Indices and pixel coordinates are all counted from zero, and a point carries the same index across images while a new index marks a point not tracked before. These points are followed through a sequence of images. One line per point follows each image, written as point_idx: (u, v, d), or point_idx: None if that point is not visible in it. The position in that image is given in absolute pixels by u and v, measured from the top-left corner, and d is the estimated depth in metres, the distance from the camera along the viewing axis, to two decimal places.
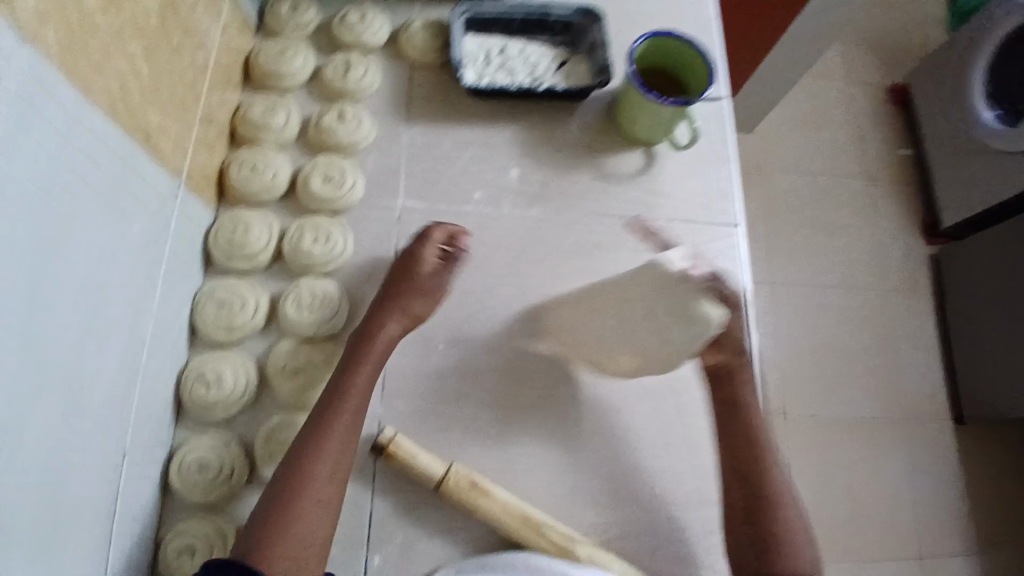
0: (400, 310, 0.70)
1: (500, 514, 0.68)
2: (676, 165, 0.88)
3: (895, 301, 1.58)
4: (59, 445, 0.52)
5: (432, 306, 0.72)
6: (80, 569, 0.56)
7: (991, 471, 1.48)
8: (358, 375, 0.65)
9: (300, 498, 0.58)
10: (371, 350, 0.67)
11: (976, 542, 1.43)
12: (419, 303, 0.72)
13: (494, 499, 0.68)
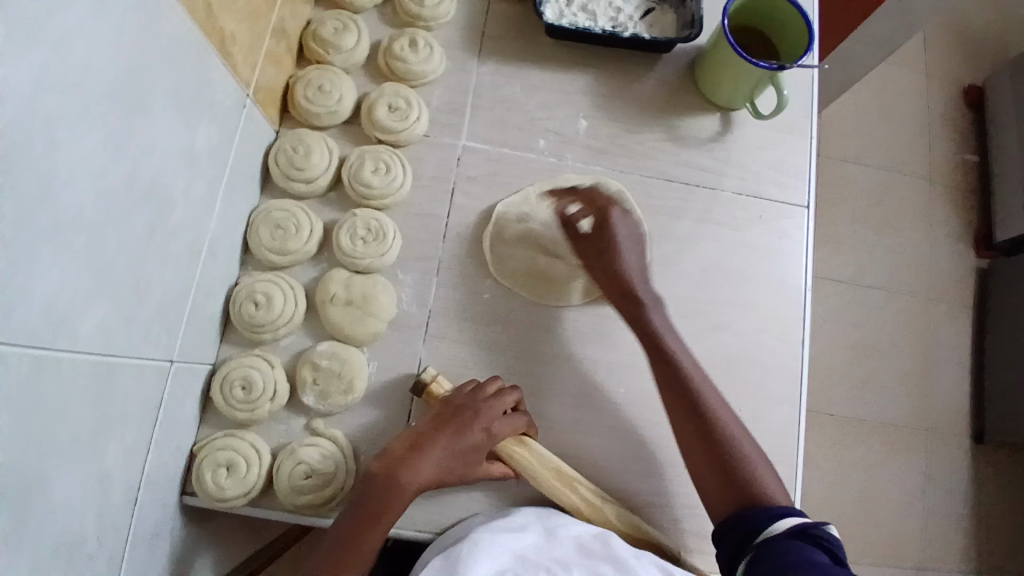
0: (432, 462, 0.62)
1: (533, 467, 0.66)
2: (757, 132, 0.81)
3: (936, 311, 1.53)
4: (113, 342, 0.52)
5: (469, 462, 0.64)
6: (122, 469, 0.56)
7: (1004, 494, 1.45)
8: (372, 529, 0.58)
9: None
10: (391, 503, 0.59)
11: (978, 562, 1.41)
12: (473, 445, 0.64)
13: (529, 450, 0.67)
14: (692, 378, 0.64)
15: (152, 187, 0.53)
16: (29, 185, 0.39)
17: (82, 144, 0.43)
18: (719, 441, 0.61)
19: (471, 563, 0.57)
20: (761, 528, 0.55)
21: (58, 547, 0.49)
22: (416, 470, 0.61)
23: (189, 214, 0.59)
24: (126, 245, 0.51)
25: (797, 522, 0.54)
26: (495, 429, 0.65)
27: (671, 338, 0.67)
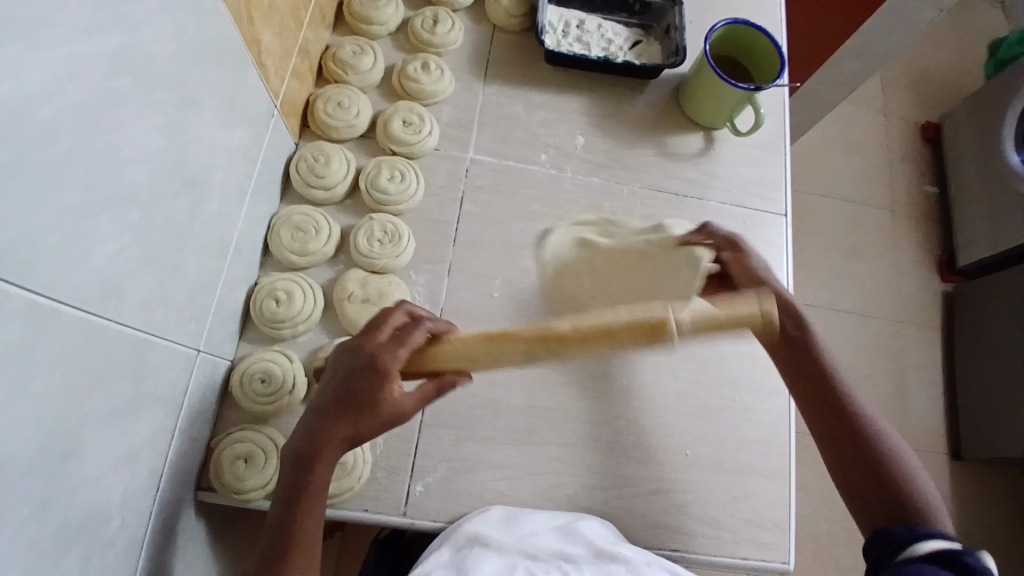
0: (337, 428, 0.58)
1: (460, 351, 0.57)
2: (739, 149, 0.89)
3: (908, 330, 1.61)
4: (151, 321, 0.55)
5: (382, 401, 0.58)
6: (149, 447, 0.58)
7: (985, 508, 1.49)
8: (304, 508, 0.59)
9: None
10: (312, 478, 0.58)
11: None
12: (377, 395, 0.57)
13: (445, 349, 0.58)
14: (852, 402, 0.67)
15: (192, 179, 0.57)
16: (98, 155, 0.44)
17: (141, 130, 0.49)
18: (876, 459, 0.64)
19: (480, 562, 0.64)
20: (906, 546, 0.57)
21: (90, 515, 0.51)
22: (324, 442, 0.58)
23: (219, 209, 0.64)
24: (167, 229, 0.55)
25: (943, 549, 0.56)
26: (388, 364, 0.57)
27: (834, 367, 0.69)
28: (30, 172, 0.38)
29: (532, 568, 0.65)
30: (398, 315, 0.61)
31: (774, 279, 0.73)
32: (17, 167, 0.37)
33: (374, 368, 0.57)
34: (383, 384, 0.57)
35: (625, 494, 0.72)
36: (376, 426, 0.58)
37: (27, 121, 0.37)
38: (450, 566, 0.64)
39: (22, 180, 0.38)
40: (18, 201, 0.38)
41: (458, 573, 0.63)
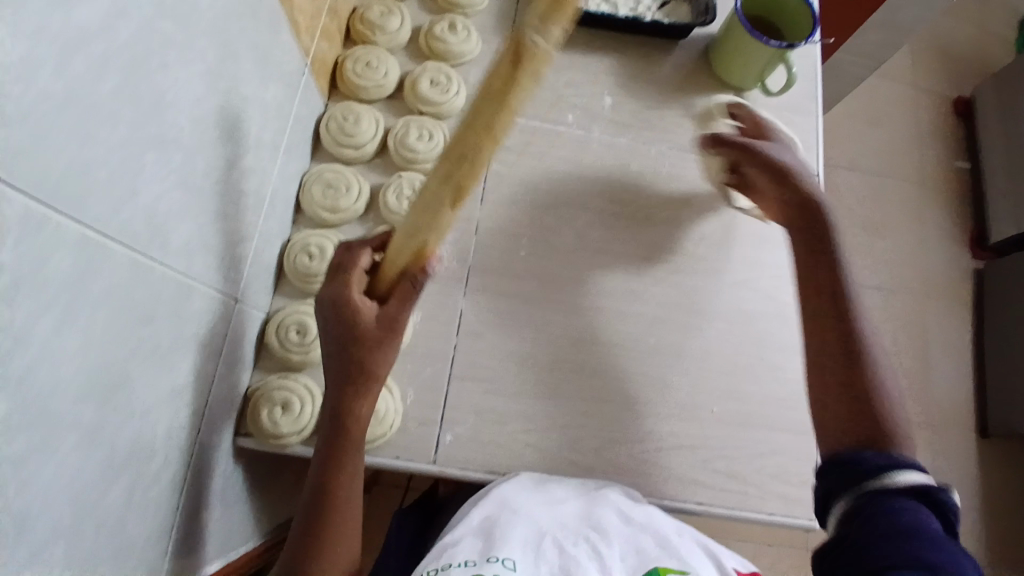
0: (366, 372, 0.62)
1: (397, 245, 0.58)
2: (767, 110, 0.88)
3: (936, 306, 1.57)
4: (191, 265, 0.58)
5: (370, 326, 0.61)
6: (189, 386, 0.61)
7: (1014, 488, 1.46)
8: (347, 452, 0.63)
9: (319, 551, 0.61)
10: (353, 424, 0.63)
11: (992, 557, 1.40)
12: (351, 325, 0.61)
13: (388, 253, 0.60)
14: (852, 320, 0.68)
15: (230, 130, 0.60)
16: (144, 95, 0.46)
17: (186, 77, 0.51)
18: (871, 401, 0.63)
19: (510, 530, 0.63)
20: (880, 474, 0.57)
21: (136, 446, 0.54)
22: (357, 389, 0.62)
23: (254, 163, 0.66)
24: (207, 177, 0.57)
25: (920, 483, 0.56)
26: (349, 294, 0.61)
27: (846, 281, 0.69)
28: (82, 105, 0.40)
29: (560, 538, 0.63)
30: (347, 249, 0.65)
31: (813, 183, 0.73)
32: (73, 96, 0.39)
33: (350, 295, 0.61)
34: (351, 310, 0.60)
35: (647, 448, 0.74)
36: (378, 351, 0.61)
37: (80, 56, 0.39)
38: (478, 533, 0.63)
39: (78, 111, 0.40)
40: (72, 130, 0.40)
41: (484, 539, 0.62)
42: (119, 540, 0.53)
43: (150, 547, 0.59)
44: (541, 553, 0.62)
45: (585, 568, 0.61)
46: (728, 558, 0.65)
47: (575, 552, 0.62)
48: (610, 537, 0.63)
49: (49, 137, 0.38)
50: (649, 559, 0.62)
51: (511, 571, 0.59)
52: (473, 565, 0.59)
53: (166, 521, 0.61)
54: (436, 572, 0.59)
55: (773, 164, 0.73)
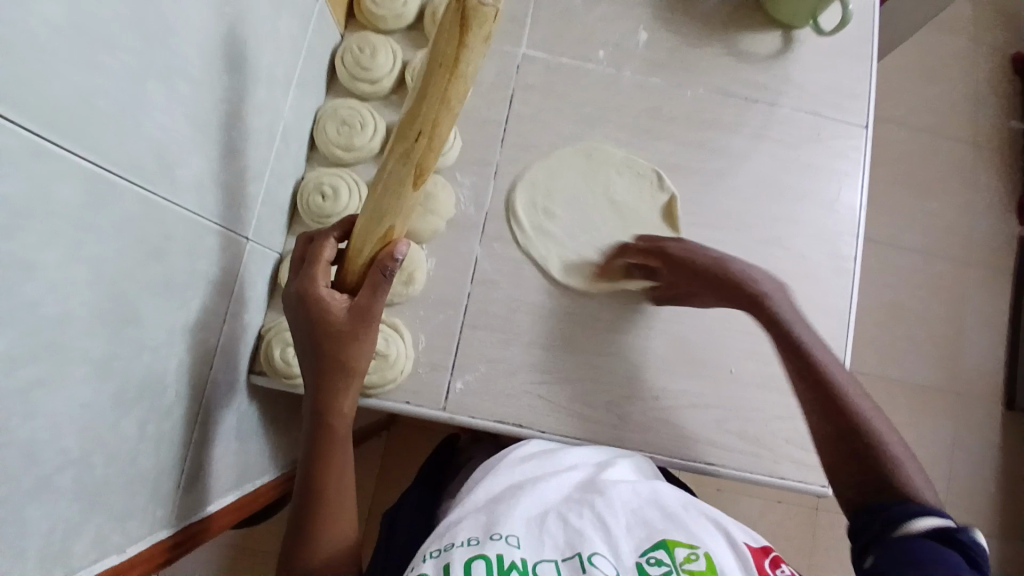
0: (339, 372, 0.60)
1: (360, 233, 0.54)
2: (816, 52, 0.81)
3: (977, 274, 1.49)
4: (202, 203, 0.56)
5: (341, 335, 0.58)
6: (200, 325, 0.61)
7: None
8: (331, 444, 0.62)
9: (319, 528, 0.61)
10: (333, 420, 0.61)
11: (1004, 530, 1.38)
12: (317, 319, 0.58)
13: (354, 241, 0.55)
14: (820, 361, 0.62)
15: (242, 59, 0.57)
16: (149, 18, 0.43)
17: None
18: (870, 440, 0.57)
19: (514, 504, 0.58)
20: (899, 521, 0.51)
21: (147, 381, 0.54)
22: (332, 390, 0.61)
23: (267, 95, 0.63)
24: (219, 110, 0.55)
25: (938, 524, 0.49)
26: (314, 288, 0.58)
27: (801, 325, 0.63)
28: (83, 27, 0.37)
29: (565, 512, 0.57)
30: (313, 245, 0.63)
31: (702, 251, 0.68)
32: (72, 16, 0.36)
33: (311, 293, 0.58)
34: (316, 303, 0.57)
35: (661, 406, 0.72)
36: (349, 343, 0.59)
37: None
38: (481, 513, 0.59)
39: (79, 33, 0.37)
40: (72, 53, 0.37)
41: (487, 519, 0.57)
42: (133, 470, 0.55)
43: (162, 478, 0.60)
44: (546, 527, 0.56)
45: (590, 541, 0.54)
46: (738, 533, 0.57)
47: (580, 524, 0.56)
48: (615, 508, 0.58)
49: (54, 60, 0.35)
50: (657, 532, 0.56)
51: (516, 547, 0.53)
52: (474, 544, 0.53)
53: (178, 453, 0.62)
54: (437, 555, 0.53)
55: (692, 257, 0.68)
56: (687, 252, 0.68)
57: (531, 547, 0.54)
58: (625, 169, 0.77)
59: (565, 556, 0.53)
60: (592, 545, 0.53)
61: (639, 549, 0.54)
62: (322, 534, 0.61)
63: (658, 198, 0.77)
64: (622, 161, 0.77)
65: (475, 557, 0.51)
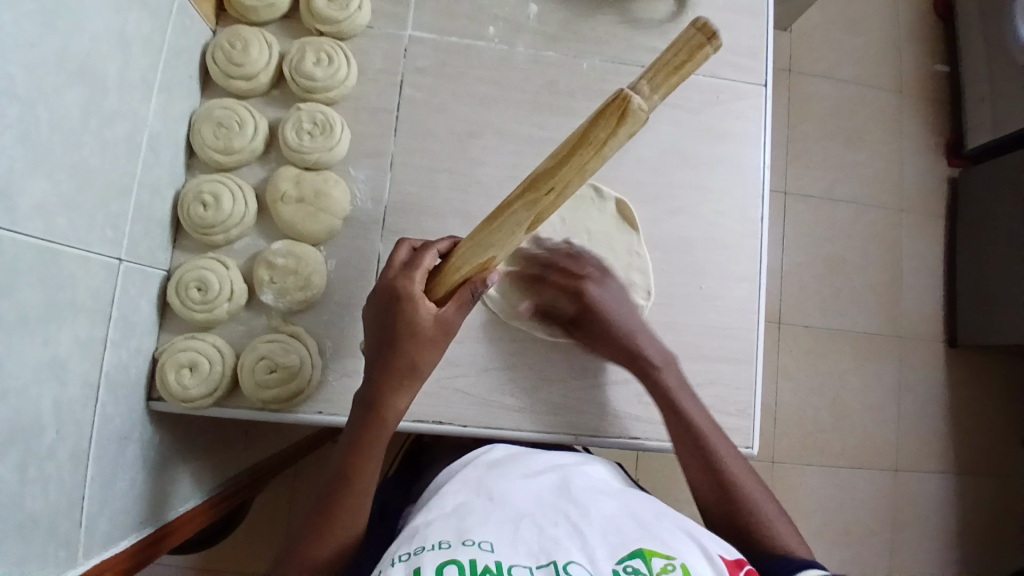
0: (410, 382, 0.57)
1: (463, 252, 0.54)
2: (710, 12, 0.80)
3: (910, 220, 1.50)
4: (57, 227, 0.52)
5: (423, 343, 0.56)
6: (79, 357, 0.57)
7: (980, 399, 1.46)
8: (372, 446, 0.58)
9: (335, 517, 0.57)
10: (381, 424, 0.58)
11: (954, 466, 1.42)
12: (405, 320, 0.55)
13: (453, 258, 0.55)
14: (702, 428, 0.65)
15: (82, 68, 0.53)
16: None
17: (7, 10, 0.44)
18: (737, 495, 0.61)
19: (486, 516, 0.52)
20: None
21: (18, 425, 0.50)
22: (395, 394, 0.57)
23: (125, 103, 0.59)
24: (61, 124, 0.51)
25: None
26: (408, 288, 0.56)
27: (684, 397, 0.67)
28: None
29: (539, 521, 0.52)
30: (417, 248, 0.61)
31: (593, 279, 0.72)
32: None
33: (405, 296, 0.55)
34: (408, 306, 0.55)
35: (579, 386, 0.72)
36: (425, 347, 0.56)
37: None
38: (450, 517, 0.52)
39: None
40: None
41: (459, 525, 0.51)
42: (16, 520, 0.51)
43: (58, 523, 0.56)
44: (520, 533, 0.50)
45: (566, 547, 0.48)
46: (714, 544, 0.51)
47: (555, 532, 0.50)
48: (592, 518, 0.53)
49: None
50: (637, 539, 0.50)
51: (490, 552, 0.47)
52: (446, 548, 0.47)
53: (74, 494, 0.58)
54: (407, 558, 0.46)
55: (598, 310, 0.70)
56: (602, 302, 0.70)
57: (507, 552, 0.48)
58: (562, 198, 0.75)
59: (539, 563, 0.47)
60: (568, 553, 0.48)
61: (618, 552, 0.48)
62: (335, 520, 0.57)
63: (607, 208, 0.75)
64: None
65: (449, 562, 0.46)
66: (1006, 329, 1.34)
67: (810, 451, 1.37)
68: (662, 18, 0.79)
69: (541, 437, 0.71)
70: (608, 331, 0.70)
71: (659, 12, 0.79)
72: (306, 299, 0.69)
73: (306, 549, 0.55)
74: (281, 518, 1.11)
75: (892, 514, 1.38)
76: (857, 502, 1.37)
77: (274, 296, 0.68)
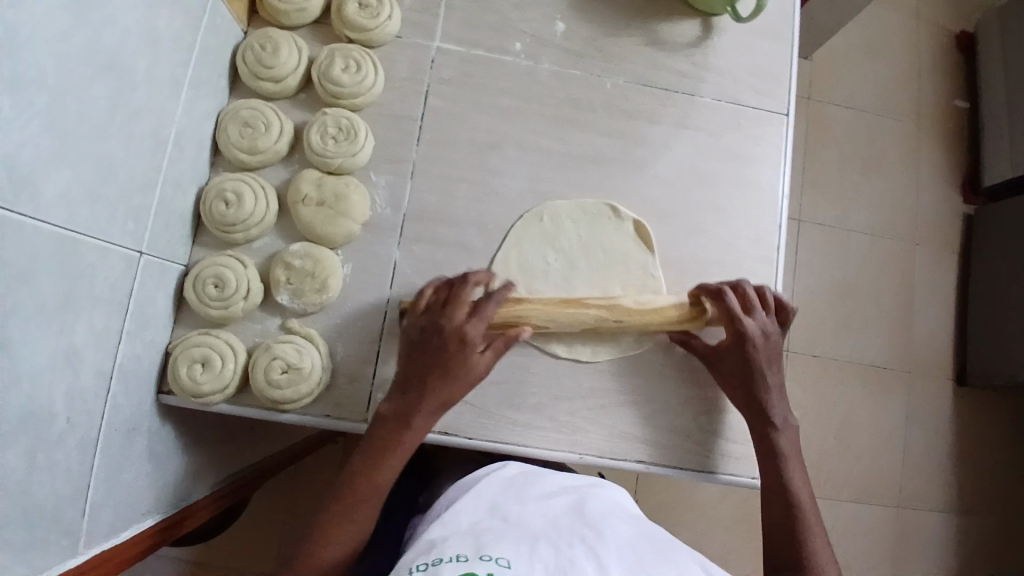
0: (436, 404, 0.62)
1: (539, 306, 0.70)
2: (735, 37, 0.80)
3: (924, 253, 1.49)
4: (79, 218, 0.52)
5: (459, 381, 0.62)
6: (93, 346, 0.58)
7: (988, 436, 1.44)
8: (392, 457, 0.60)
9: (342, 521, 0.58)
10: (405, 436, 0.61)
11: (959, 503, 1.40)
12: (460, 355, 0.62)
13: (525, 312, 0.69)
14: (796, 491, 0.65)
15: (113, 63, 0.54)
16: None
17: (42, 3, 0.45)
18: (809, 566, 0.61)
19: (503, 531, 0.52)
20: None
21: (29, 411, 0.50)
22: (423, 411, 0.62)
23: (152, 99, 0.60)
24: (89, 116, 0.52)
25: None
26: (468, 332, 0.63)
27: (790, 458, 0.67)
28: None
29: (555, 538, 0.52)
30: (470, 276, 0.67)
31: (767, 334, 0.68)
32: None
33: (461, 339, 0.63)
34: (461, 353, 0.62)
35: (587, 403, 0.73)
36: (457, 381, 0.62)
37: None
38: (467, 531, 0.53)
39: None
40: None
41: (477, 538, 0.51)
42: (21, 505, 0.51)
43: (63, 510, 0.57)
44: (537, 548, 0.50)
45: (582, 566, 0.49)
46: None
47: (570, 550, 0.50)
48: (606, 538, 0.53)
49: None
50: (650, 565, 0.51)
51: (507, 568, 0.47)
52: (464, 561, 0.48)
53: (81, 482, 0.59)
54: (426, 567, 0.47)
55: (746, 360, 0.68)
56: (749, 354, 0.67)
57: (524, 568, 0.48)
58: (577, 216, 0.75)
59: None
60: (584, 574, 0.48)
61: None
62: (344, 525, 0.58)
63: (624, 226, 0.75)
64: (573, 208, 0.75)
65: None
66: (1017, 368, 1.32)
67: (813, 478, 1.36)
68: (686, 41, 0.79)
69: (548, 452, 0.71)
70: (746, 382, 0.68)
71: (684, 36, 0.80)
72: (319, 301, 0.69)
73: (312, 548, 0.57)
74: (280, 517, 1.11)
75: (894, 547, 1.36)
76: (858, 534, 1.35)
77: (288, 300, 0.69)
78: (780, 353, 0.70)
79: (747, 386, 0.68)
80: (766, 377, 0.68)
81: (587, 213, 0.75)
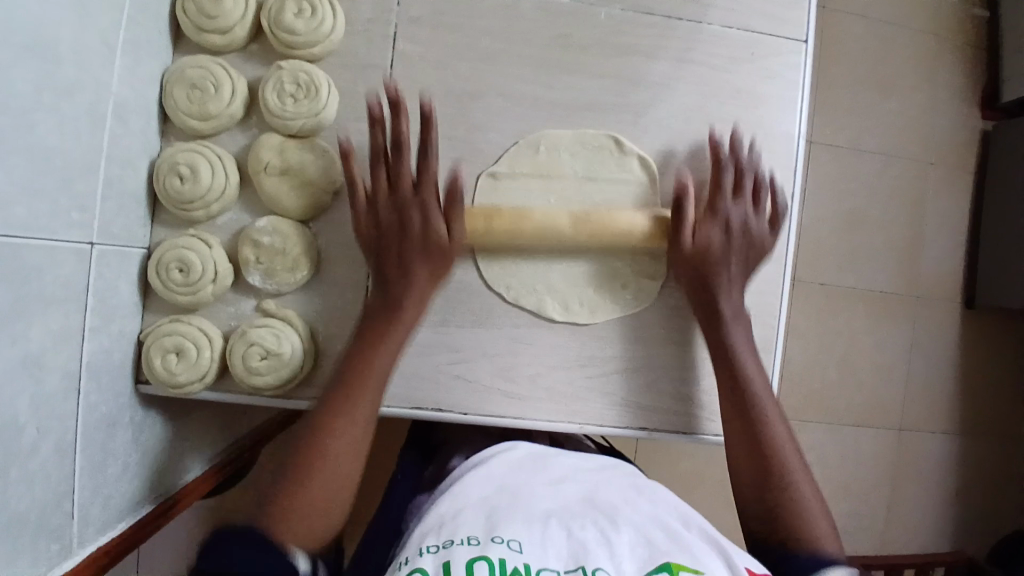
0: (410, 287, 0.62)
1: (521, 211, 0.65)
2: None
3: (939, 177, 1.41)
4: (16, 217, 0.47)
5: (417, 284, 0.62)
6: (54, 350, 0.53)
7: (994, 363, 1.42)
8: (379, 351, 0.60)
9: (330, 435, 0.56)
10: (392, 327, 0.61)
11: (960, 429, 1.40)
12: (420, 224, 0.62)
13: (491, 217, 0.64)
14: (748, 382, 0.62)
15: (31, 34, 0.46)
16: None
17: None
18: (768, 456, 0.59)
19: (513, 512, 0.51)
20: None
21: None
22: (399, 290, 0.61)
23: (84, 70, 0.52)
24: (11, 103, 0.45)
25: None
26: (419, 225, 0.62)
27: (741, 341, 0.64)
28: None
29: (567, 521, 0.50)
30: (378, 116, 0.60)
31: (745, 221, 0.65)
32: None
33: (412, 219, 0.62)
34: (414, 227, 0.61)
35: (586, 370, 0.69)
36: (420, 260, 0.62)
37: None
38: (478, 509, 0.51)
39: None
40: None
41: (489, 518, 0.50)
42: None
43: (47, 516, 0.54)
44: (549, 532, 0.48)
45: (595, 550, 0.47)
46: (742, 557, 0.49)
47: (582, 534, 0.48)
48: (620, 521, 0.50)
49: None
50: (665, 543, 0.48)
51: (520, 552, 0.45)
52: (475, 544, 0.46)
53: (63, 486, 0.56)
54: (437, 549, 0.46)
55: (710, 237, 0.64)
56: (705, 240, 0.64)
57: (536, 553, 0.46)
58: (577, 147, 0.69)
59: (568, 568, 0.45)
60: (597, 559, 0.46)
61: (646, 561, 0.47)
62: (306, 497, 0.52)
63: (626, 161, 0.68)
64: (572, 140, 0.68)
65: (478, 559, 0.44)
66: None
67: (816, 411, 1.35)
68: None
69: (549, 424, 0.68)
70: (706, 259, 0.64)
71: None
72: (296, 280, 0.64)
73: (297, 460, 0.54)
74: None
75: (894, 473, 1.37)
76: (860, 462, 1.36)
77: (260, 278, 0.64)
78: (755, 263, 0.66)
79: (706, 260, 0.64)
80: (726, 264, 0.65)
81: (585, 143, 0.69)
